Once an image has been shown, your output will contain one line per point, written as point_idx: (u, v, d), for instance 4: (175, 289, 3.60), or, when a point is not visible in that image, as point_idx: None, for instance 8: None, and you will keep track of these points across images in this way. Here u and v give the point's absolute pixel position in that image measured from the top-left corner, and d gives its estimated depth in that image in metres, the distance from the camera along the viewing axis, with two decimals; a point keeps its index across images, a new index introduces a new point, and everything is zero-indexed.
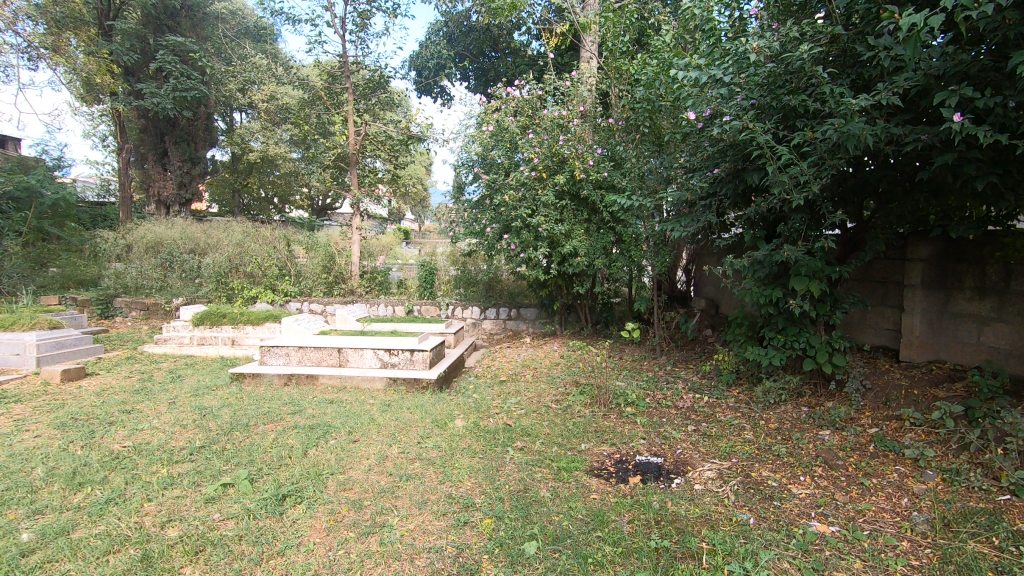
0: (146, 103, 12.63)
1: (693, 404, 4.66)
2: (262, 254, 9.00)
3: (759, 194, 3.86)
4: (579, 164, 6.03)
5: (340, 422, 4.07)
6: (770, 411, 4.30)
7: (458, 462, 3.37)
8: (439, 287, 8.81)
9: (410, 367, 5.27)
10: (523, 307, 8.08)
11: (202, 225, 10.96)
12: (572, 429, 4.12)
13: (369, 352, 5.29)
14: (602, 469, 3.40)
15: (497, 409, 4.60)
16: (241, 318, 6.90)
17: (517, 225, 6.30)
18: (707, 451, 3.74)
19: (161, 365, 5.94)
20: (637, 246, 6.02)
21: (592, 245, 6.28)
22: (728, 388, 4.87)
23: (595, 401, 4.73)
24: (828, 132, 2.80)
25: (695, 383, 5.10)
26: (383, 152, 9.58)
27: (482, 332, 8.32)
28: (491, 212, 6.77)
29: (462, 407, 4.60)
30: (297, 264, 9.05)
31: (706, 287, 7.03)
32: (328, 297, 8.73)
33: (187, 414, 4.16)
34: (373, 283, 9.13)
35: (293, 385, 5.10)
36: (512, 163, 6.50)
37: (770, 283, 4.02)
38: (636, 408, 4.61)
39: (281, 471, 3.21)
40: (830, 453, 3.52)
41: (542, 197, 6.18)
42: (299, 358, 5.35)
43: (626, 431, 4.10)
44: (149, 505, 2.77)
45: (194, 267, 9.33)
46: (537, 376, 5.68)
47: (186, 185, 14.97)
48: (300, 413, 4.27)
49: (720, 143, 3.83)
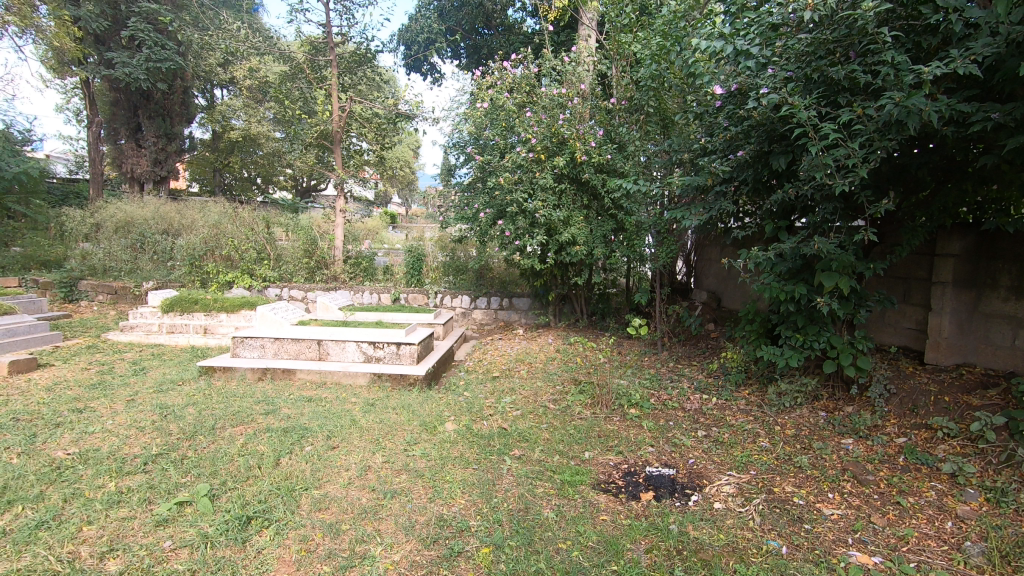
0: (117, 74, 11.90)
1: (701, 406, 4.35)
2: (239, 237, 8.49)
3: (786, 180, 3.51)
4: (579, 146, 5.58)
5: (318, 425, 3.68)
6: (785, 416, 4.00)
7: (449, 475, 3.01)
8: (427, 274, 8.40)
9: (396, 362, 4.88)
10: (516, 297, 7.72)
11: (176, 205, 10.37)
12: (574, 434, 3.78)
13: (352, 345, 4.89)
14: (609, 483, 3.07)
15: (491, 409, 4.24)
16: (214, 305, 6.45)
17: (513, 210, 5.83)
18: (723, 461, 3.42)
19: (125, 355, 5.47)
20: (640, 236, 5.66)
21: (592, 233, 5.91)
22: (737, 388, 4.57)
23: (596, 401, 4.40)
24: (882, 109, 2.44)
25: (702, 382, 4.79)
26: (369, 131, 9.09)
27: (472, 322, 7.96)
28: (484, 196, 6.35)
29: (452, 407, 4.24)
30: (277, 248, 8.57)
31: (707, 278, 6.84)
32: (309, 284, 8.26)
33: (147, 414, 3.73)
34: (357, 269, 8.66)
35: (268, 380, 4.68)
36: (508, 143, 6.08)
37: (791, 278, 3.68)
38: (640, 409, 4.28)
39: (249, 485, 2.82)
40: (857, 466, 3.21)
41: (539, 180, 5.73)
42: (275, 351, 4.94)
43: (632, 437, 3.77)
44: (88, 529, 2.37)
45: (167, 249, 8.80)
46: (532, 371, 5.33)
47: (162, 162, 14.26)
48: (274, 414, 3.87)
49: (745, 122, 3.46)
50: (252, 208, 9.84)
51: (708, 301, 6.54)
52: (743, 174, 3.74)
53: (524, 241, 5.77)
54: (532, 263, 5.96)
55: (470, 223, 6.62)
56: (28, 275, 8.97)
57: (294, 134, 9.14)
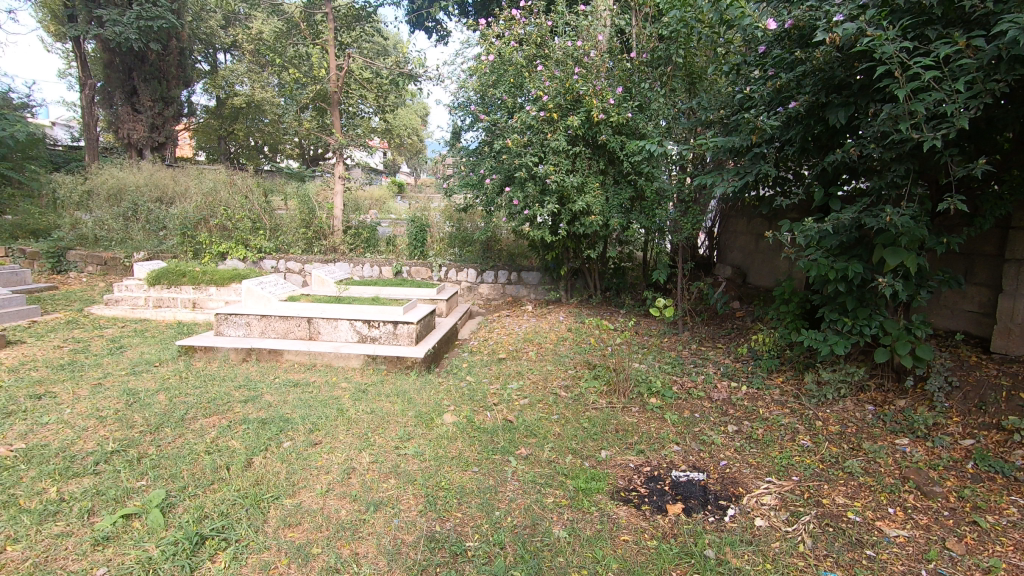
0: (107, 32, 11.31)
1: (729, 396, 3.90)
2: (235, 205, 8.04)
3: (846, 138, 2.98)
4: (595, 103, 4.90)
5: (303, 415, 3.29)
6: (826, 409, 3.55)
7: (445, 481, 2.60)
8: (432, 245, 7.93)
9: (393, 342, 4.47)
10: (525, 270, 7.26)
11: (171, 172, 9.92)
12: (588, 429, 3.37)
13: (344, 323, 4.48)
14: (630, 491, 2.65)
15: (496, 397, 3.83)
16: (203, 278, 6.06)
17: (522, 175, 5.25)
18: (759, 464, 2.98)
19: (105, 331, 5.11)
20: (661, 205, 5.13)
21: (608, 201, 5.36)
22: (769, 376, 4.12)
23: (613, 389, 3.97)
24: (997, 40, 1.90)
25: (729, 368, 4.35)
26: (370, 92, 8.51)
27: (478, 298, 7.53)
28: (491, 160, 5.81)
29: (453, 394, 3.83)
30: (275, 217, 8.12)
31: (731, 252, 6.43)
32: (308, 255, 7.84)
33: (112, 401, 3.35)
34: (358, 240, 8.19)
35: (252, 361, 4.28)
36: (517, 102, 5.49)
37: (843, 253, 3.18)
38: (662, 399, 3.85)
39: (212, 492, 2.43)
40: (919, 474, 2.76)
41: (551, 142, 5.08)
42: (262, 330, 4.54)
43: (654, 433, 3.34)
44: (12, 551, 1.99)
45: (159, 217, 8.38)
46: (542, 353, 4.90)
47: (159, 128, 13.74)
48: (253, 402, 3.48)
49: (800, 67, 2.91)
50: (249, 175, 9.38)
51: (733, 277, 6.17)
52: (791, 131, 3.20)
53: (534, 211, 5.24)
54: (542, 234, 5.47)
55: (476, 191, 6.10)
56: (17, 244, 8.61)
57: (290, 95, 8.57)
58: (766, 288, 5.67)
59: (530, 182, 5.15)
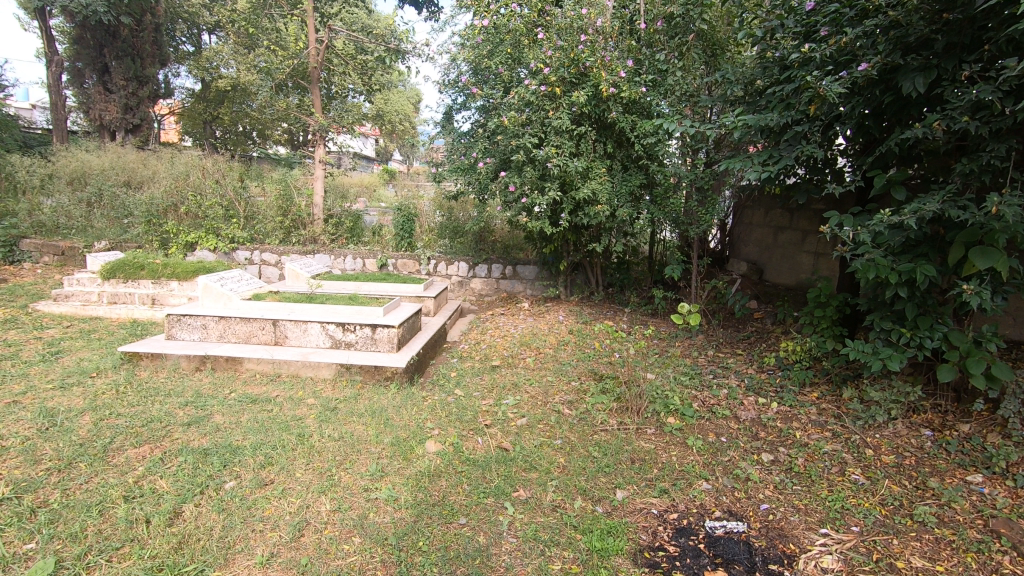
0: (73, 4, 10.51)
1: (759, 415, 3.38)
2: (206, 191, 7.39)
3: (926, 113, 2.44)
4: (604, 76, 4.29)
5: (255, 444, 2.72)
6: (875, 434, 3.04)
7: (424, 540, 2.05)
8: (420, 236, 7.34)
9: (371, 349, 3.91)
10: (520, 264, 6.70)
11: (141, 155, 9.22)
12: (598, 458, 2.83)
13: (315, 327, 3.91)
14: (656, 551, 2.12)
15: (489, 417, 3.28)
16: (164, 271, 5.45)
17: (520, 158, 4.60)
18: (808, 508, 2.46)
19: (46, 332, 4.49)
20: (674, 195, 4.58)
21: (616, 189, 4.78)
22: (802, 391, 3.60)
23: (623, 406, 3.43)
24: None
25: (754, 380, 3.83)
26: (353, 69, 7.83)
27: (470, 293, 6.97)
28: (485, 142, 5.21)
29: (437, 412, 3.28)
30: (250, 205, 7.48)
31: (746, 246, 5.95)
32: (285, 246, 7.22)
33: (24, 425, 2.78)
34: (340, 229, 7.58)
35: (207, 370, 3.69)
36: (514, 75, 4.85)
37: (910, 252, 2.63)
38: (681, 418, 3.32)
39: (120, 562, 1.88)
40: (1009, 526, 2.26)
41: (553, 120, 4.40)
42: (220, 334, 3.95)
43: (677, 464, 2.82)
44: None
45: (124, 203, 7.72)
46: (540, 359, 4.37)
47: (133, 109, 12.96)
48: (197, 425, 2.90)
49: (877, 18, 2.36)
50: (225, 158, 8.72)
51: (748, 273, 5.76)
52: (853, 104, 2.64)
53: (532, 199, 4.66)
54: (540, 226, 4.89)
55: (468, 177, 5.50)
56: None
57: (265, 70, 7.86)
58: (787, 286, 5.32)
59: (527, 166, 4.56)
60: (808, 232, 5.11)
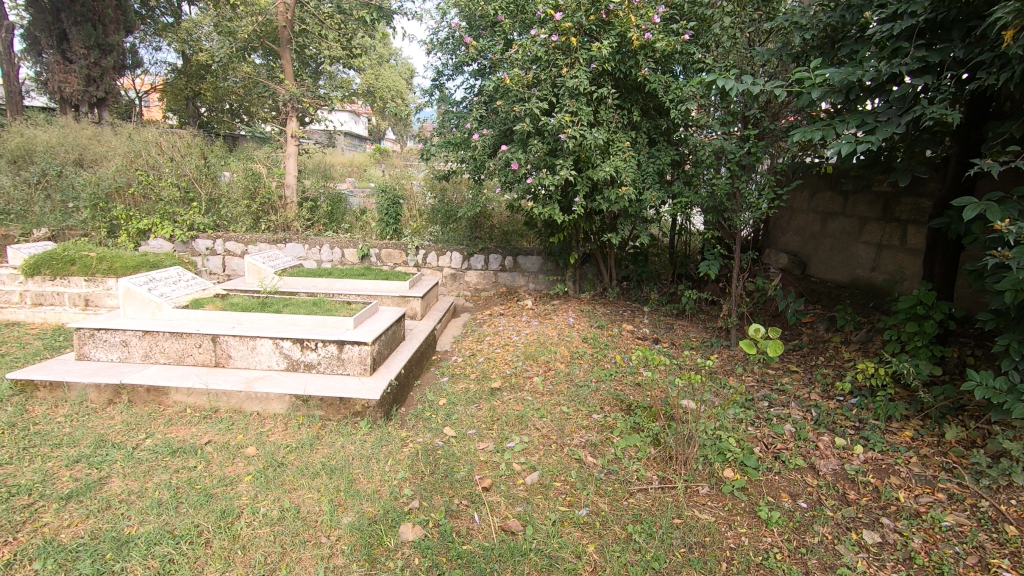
0: None
1: (842, 465, 2.59)
2: (161, 170, 6.35)
3: None
4: (634, 22, 3.39)
5: (155, 535, 1.90)
6: (1010, 501, 2.26)
7: None
8: (407, 222, 6.46)
9: (338, 371, 3.09)
10: (522, 254, 5.86)
11: (96, 130, 8.23)
12: (642, 546, 2.03)
13: (266, 344, 3.07)
14: None
15: (488, 471, 2.48)
16: (99, 266, 4.57)
17: (525, 128, 3.71)
18: None
19: None
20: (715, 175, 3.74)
21: (642, 167, 3.92)
22: (889, 429, 2.82)
23: (664, 453, 2.63)
24: None
25: (822, 411, 3.04)
26: (329, 30, 6.83)
27: (464, 288, 6.13)
28: (481, 108, 4.30)
29: (419, 465, 2.47)
30: (213, 186, 6.53)
31: (785, 235, 5.12)
32: (253, 233, 6.33)
33: None
34: (317, 214, 6.69)
35: (122, 404, 2.84)
36: (519, 23, 3.92)
37: None
38: (741, 472, 2.52)
39: None
40: None
41: (569, 79, 3.51)
42: (145, 353, 3.11)
43: (752, 554, 2.03)
44: None
45: (69, 185, 6.76)
46: (550, 377, 3.56)
47: (96, 80, 11.81)
48: (81, 499, 2.08)
49: None
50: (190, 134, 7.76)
51: (788, 268, 4.95)
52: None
53: (540, 180, 3.79)
54: (549, 214, 4.04)
55: (460, 152, 4.61)
56: None
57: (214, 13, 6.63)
58: (837, 283, 4.51)
59: (534, 139, 3.68)
60: (866, 218, 4.29)
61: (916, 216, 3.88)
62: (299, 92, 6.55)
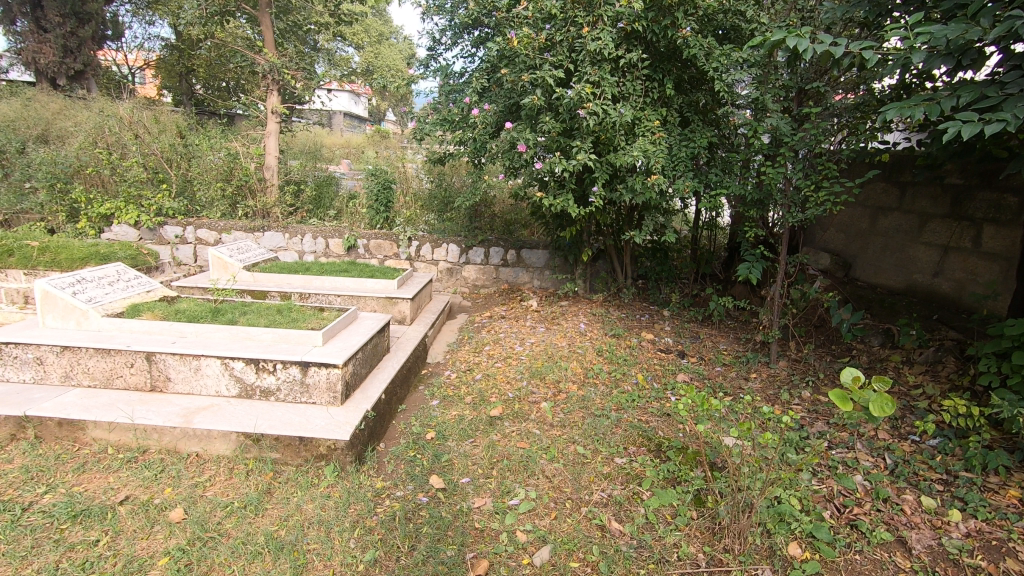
0: None
1: (938, 540, 2.01)
2: (127, 148, 5.72)
3: None
4: None
5: None
6: None
7: None
8: (401, 209, 5.85)
9: (304, 399, 2.52)
10: (526, 248, 5.27)
11: (65, 103, 7.57)
12: None
13: (214, 365, 2.49)
14: None
15: (484, 545, 1.91)
16: (41, 258, 4.00)
17: (535, 102, 3.08)
18: None
19: None
20: (762, 163, 3.12)
21: (673, 151, 3.30)
22: (988, 486, 2.25)
23: (709, 521, 2.05)
24: None
25: (897, 457, 2.47)
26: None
27: (462, 284, 5.53)
28: (483, 79, 3.67)
29: (394, 536, 1.90)
30: (186, 166, 5.91)
31: (824, 231, 4.52)
32: (227, 220, 5.71)
33: None
34: (302, 199, 6.07)
35: (26, 442, 2.27)
36: None
37: None
38: (811, 550, 1.95)
39: None
40: None
41: (591, 40, 2.87)
42: (64, 373, 2.53)
43: None
44: None
45: (28, 164, 6.12)
46: (559, 401, 2.99)
47: (73, 52, 11.05)
48: None
49: None
50: (166, 108, 7.11)
51: (829, 269, 4.34)
52: None
53: (552, 166, 3.18)
54: (562, 205, 3.44)
55: (458, 132, 3.99)
56: None
57: None
58: (889, 289, 3.92)
59: (547, 116, 3.07)
60: (928, 216, 3.68)
61: (995, 213, 3.28)
62: (281, 63, 5.90)
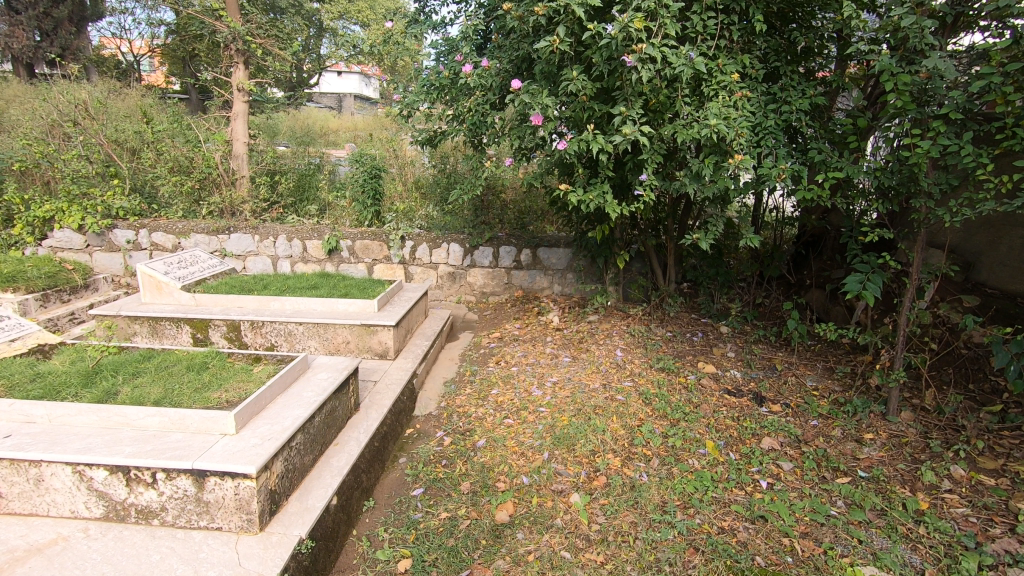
0: None
1: None
2: (70, 138, 4.84)
3: None
4: None
5: None
6: None
7: None
8: (394, 201, 4.89)
9: (208, 522, 1.62)
10: (544, 246, 4.31)
11: (23, 89, 6.77)
12: None
13: (63, 475, 1.60)
14: None
15: None
16: None
17: (557, 49, 2.08)
18: None
19: None
20: (897, 133, 2.09)
21: (758, 117, 2.29)
22: None
23: None
24: None
25: None
26: None
27: (467, 291, 4.59)
28: (481, 25, 2.66)
29: None
30: (141, 157, 5.03)
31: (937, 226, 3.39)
32: (189, 219, 4.83)
33: None
34: (280, 192, 5.16)
35: None
36: None
37: None
38: None
39: None
40: None
41: None
42: None
43: None
44: None
45: None
46: (596, 491, 2.06)
47: (51, 35, 10.21)
48: None
49: None
50: (130, 90, 6.23)
51: None
52: None
53: (581, 145, 2.20)
54: (595, 201, 2.47)
55: (452, 102, 3.00)
56: None
57: None
58: None
59: (573, 70, 2.07)
60: None
61: None
62: (246, 29, 4.90)
